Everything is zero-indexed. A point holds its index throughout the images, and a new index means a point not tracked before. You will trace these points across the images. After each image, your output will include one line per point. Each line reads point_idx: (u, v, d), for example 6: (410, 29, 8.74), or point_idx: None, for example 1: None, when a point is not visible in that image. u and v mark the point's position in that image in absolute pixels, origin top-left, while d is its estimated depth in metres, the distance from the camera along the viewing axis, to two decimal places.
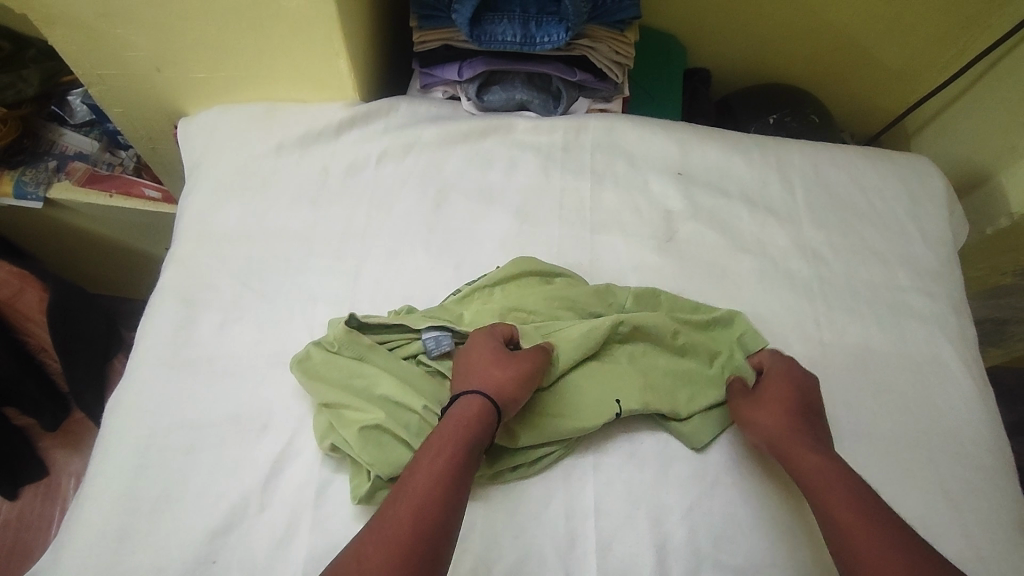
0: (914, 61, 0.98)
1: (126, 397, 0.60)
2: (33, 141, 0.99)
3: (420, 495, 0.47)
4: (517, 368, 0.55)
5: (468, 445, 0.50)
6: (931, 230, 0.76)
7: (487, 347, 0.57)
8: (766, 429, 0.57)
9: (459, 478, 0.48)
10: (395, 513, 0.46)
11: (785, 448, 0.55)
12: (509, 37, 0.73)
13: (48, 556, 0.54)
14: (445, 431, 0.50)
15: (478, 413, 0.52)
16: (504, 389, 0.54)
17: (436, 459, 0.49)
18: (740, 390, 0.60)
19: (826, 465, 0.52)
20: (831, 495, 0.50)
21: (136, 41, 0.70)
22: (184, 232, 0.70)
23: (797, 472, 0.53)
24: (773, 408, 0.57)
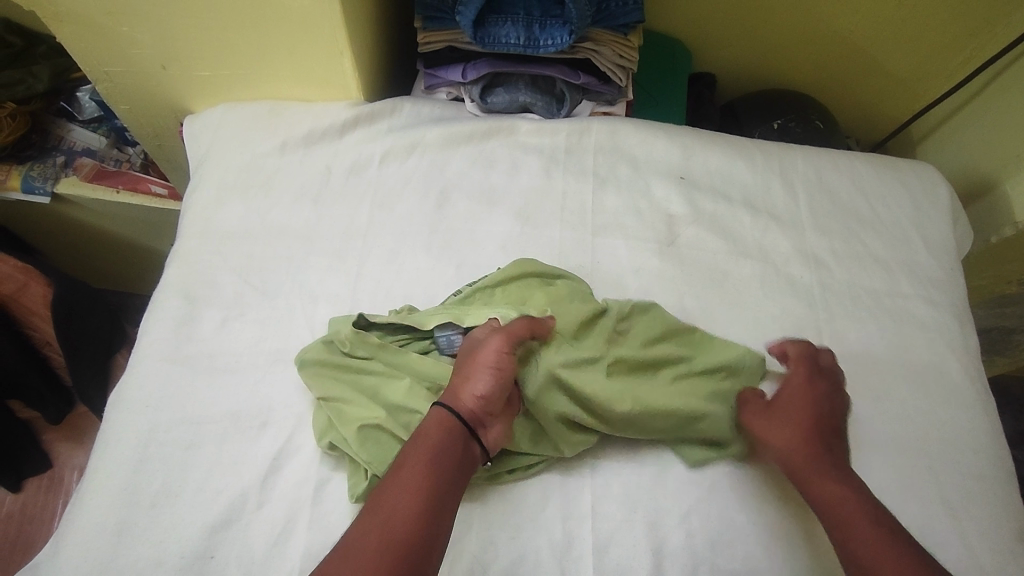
0: (919, 68, 0.97)
1: (128, 392, 0.61)
2: (41, 136, 1.00)
3: (380, 508, 0.48)
4: (475, 362, 0.54)
5: (428, 451, 0.50)
6: (935, 238, 0.75)
7: (463, 349, 0.57)
8: (780, 443, 0.56)
9: (417, 485, 0.48)
10: (358, 528, 0.47)
11: (805, 467, 0.54)
12: (513, 39, 0.73)
13: (48, 549, 0.55)
14: (408, 442, 0.51)
15: (437, 417, 0.52)
16: (460, 389, 0.54)
17: (397, 472, 0.49)
18: (750, 394, 0.59)
19: (851, 492, 0.53)
20: (859, 526, 0.51)
21: (143, 40, 0.71)
22: (188, 229, 0.70)
23: (817, 492, 0.53)
24: (787, 425, 0.57)
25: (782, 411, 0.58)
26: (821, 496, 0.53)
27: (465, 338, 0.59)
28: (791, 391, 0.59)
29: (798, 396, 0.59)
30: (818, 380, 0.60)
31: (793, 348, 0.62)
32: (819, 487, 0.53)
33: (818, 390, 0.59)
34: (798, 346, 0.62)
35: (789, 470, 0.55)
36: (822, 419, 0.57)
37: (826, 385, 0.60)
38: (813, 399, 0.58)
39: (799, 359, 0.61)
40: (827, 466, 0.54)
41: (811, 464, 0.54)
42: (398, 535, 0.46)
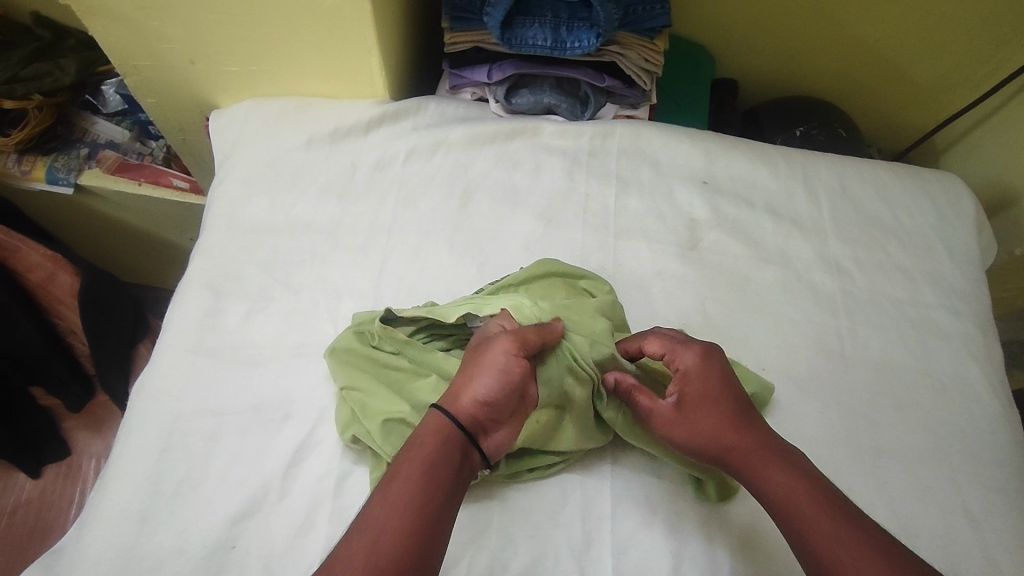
0: (945, 77, 0.97)
1: (152, 382, 0.61)
2: (66, 128, 1.01)
3: (368, 516, 0.44)
4: (481, 364, 0.51)
5: (423, 459, 0.47)
6: (959, 248, 0.75)
7: (468, 351, 0.55)
8: (705, 443, 0.52)
9: (410, 492, 0.45)
10: (346, 538, 0.43)
11: (743, 461, 0.50)
12: (540, 41, 0.73)
13: (71, 533, 0.55)
14: (403, 447, 0.48)
15: (434, 423, 0.49)
16: (461, 392, 0.51)
17: (387, 479, 0.46)
18: (649, 404, 0.54)
19: (798, 480, 0.48)
20: (812, 518, 0.46)
21: (174, 35, 0.72)
22: (213, 222, 0.71)
23: (762, 488, 0.49)
24: (712, 421, 0.52)
25: (688, 407, 0.53)
26: (766, 492, 0.49)
27: (473, 341, 0.56)
28: (688, 381, 0.53)
29: (700, 387, 0.53)
30: (711, 362, 0.54)
31: (655, 345, 0.55)
32: (761, 479, 0.49)
33: (716, 373, 0.54)
34: (656, 340, 0.56)
35: (728, 469, 0.51)
36: (747, 410, 0.53)
37: (726, 366, 0.55)
38: (721, 385, 0.53)
39: (668, 352, 0.55)
40: (767, 457, 0.50)
41: (749, 457, 0.50)
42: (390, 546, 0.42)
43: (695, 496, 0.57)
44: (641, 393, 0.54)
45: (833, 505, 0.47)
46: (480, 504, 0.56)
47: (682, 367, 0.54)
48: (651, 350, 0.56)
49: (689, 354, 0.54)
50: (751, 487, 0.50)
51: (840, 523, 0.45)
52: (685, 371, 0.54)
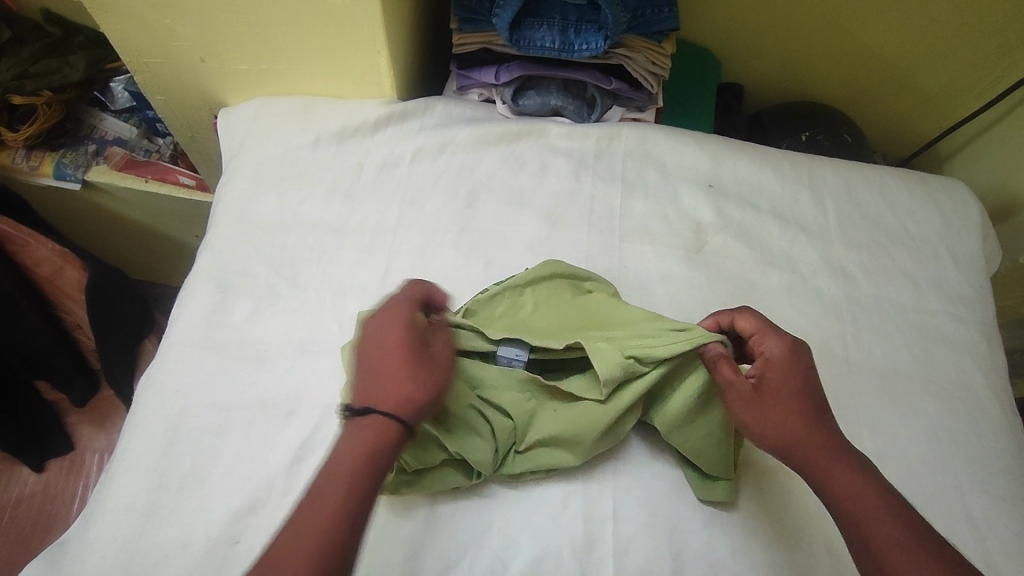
0: (951, 85, 0.97)
1: (159, 377, 0.62)
2: (74, 124, 1.02)
3: (319, 536, 0.41)
4: (437, 375, 0.49)
5: (371, 473, 0.44)
6: (964, 254, 0.75)
7: (399, 338, 0.49)
8: (775, 432, 0.49)
9: (365, 515, 0.44)
10: (289, 559, 0.40)
11: (812, 455, 0.48)
12: (548, 43, 0.73)
13: (77, 526, 0.56)
14: (345, 459, 0.44)
15: (385, 434, 0.46)
16: (415, 401, 0.47)
17: (341, 497, 0.43)
18: (728, 380, 0.52)
19: (868, 486, 0.46)
20: (877, 522, 0.45)
21: (185, 33, 0.72)
22: (221, 219, 0.72)
23: (829, 487, 0.47)
24: (787, 414, 0.50)
25: (768, 392, 0.51)
26: (833, 492, 0.47)
27: (399, 322, 0.50)
28: (772, 365, 0.51)
29: (785, 375, 0.51)
30: (800, 352, 0.52)
31: (747, 322, 0.54)
32: (829, 479, 0.47)
33: (802, 364, 0.51)
34: (750, 317, 0.54)
35: (791, 460, 0.49)
36: (820, 405, 0.50)
37: (811, 361, 0.52)
38: (803, 376, 0.51)
39: (758, 333, 0.53)
40: (835, 455, 0.48)
41: (818, 455, 0.48)
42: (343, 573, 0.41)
43: (699, 497, 0.57)
44: (727, 370, 0.52)
45: (900, 516, 0.45)
46: (484, 503, 0.56)
47: (770, 357, 0.52)
48: (741, 326, 0.54)
49: (778, 340, 0.52)
50: (816, 484, 0.48)
51: (904, 533, 0.44)
52: (771, 355, 0.52)
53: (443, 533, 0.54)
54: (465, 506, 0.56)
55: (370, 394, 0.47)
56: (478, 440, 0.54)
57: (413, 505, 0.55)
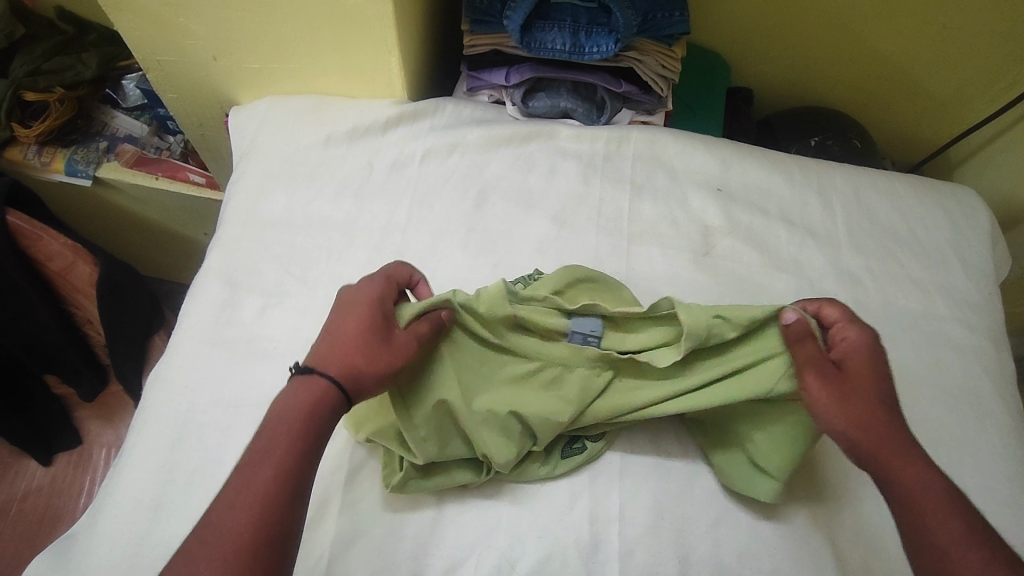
0: (961, 92, 0.97)
1: (169, 373, 0.62)
2: (86, 121, 1.03)
3: (263, 489, 0.42)
4: (385, 351, 0.50)
5: (311, 430, 0.46)
6: (972, 261, 0.75)
7: (358, 306, 0.52)
8: (846, 413, 0.49)
9: (308, 471, 0.45)
10: (229, 517, 0.41)
11: (879, 442, 0.48)
12: (559, 45, 0.74)
13: (85, 519, 0.56)
14: (282, 414, 0.46)
15: (322, 393, 0.48)
16: (355, 370, 0.49)
17: (284, 454, 0.44)
18: (808, 357, 0.51)
19: (935, 484, 0.46)
20: (937, 513, 0.45)
21: (198, 32, 0.73)
22: (232, 216, 0.72)
23: (894, 481, 0.47)
24: (861, 401, 0.49)
25: (845, 376, 0.50)
26: (898, 486, 0.46)
27: (365, 295, 0.52)
28: (852, 354, 0.51)
29: (864, 364, 0.50)
30: (879, 347, 0.52)
31: (833, 311, 0.53)
32: (892, 467, 0.47)
33: (880, 358, 0.51)
34: (837, 307, 0.53)
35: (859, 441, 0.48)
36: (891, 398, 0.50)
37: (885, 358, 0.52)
38: (880, 370, 0.51)
39: (841, 321, 0.52)
40: (902, 447, 0.48)
41: (884, 448, 0.48)
42: (283, 536, 0.41)
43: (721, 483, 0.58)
44: (809, 348, 0.51)
45: (962, 515, 0.44)
46: (492, 502, 0.56)
47: (850, 345, 0.51)
48: (826, 315, 0.53)
49: (861, 331, 0.51)
50: (880, 477, 0.47)
51: (963, 527, 0.44)
52: (851, 344, 0.51)
53: (450, 532, 0.55)
54: (473, 504, 0.56)
55: (317, 356, 0.50)
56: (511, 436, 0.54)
57: (421, 503, 0.56)
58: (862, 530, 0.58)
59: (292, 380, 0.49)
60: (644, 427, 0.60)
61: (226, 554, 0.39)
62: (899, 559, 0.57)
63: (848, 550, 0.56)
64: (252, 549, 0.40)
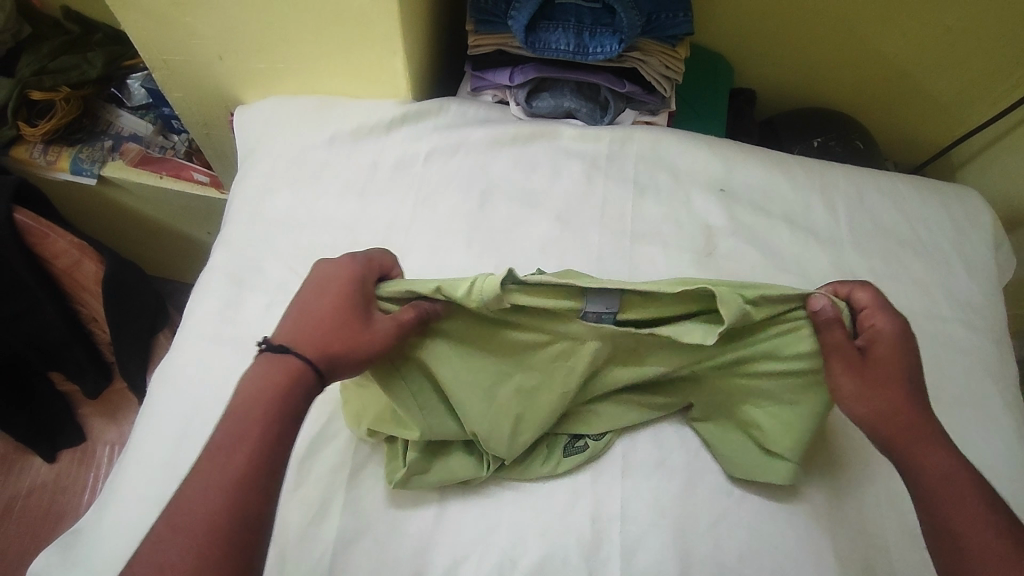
0: (964, 94, 0.97)
1: (174, 370, 0.63)
2: (91, 120, 1.03)
3: (236, 477, 0.42)
4: (362, 334, 0.49)
5: (281, 415, 0.45)
6: (975, 262, 0.76)
7: (335, 285, 0.51)
8: (872, 399, 0.50)
9: (282, 457, 0.44)
10: (199, 502, 0.41)
11: (904, 428, 0.49)
12: (563, 46, 0.74)
13: (90, 514, 0.57)
14: (250, 398, 0.45)
15: (295, 374, 0.47)
16: (331, 353, 0.48)
17: (255, 442, 0.43)
18: (836, 343, 0.50)
19: (957, 471, 0.47)
20: (957, 495, 0.46)
21: (203, 31, 0.73)
22: (237, 215, 0.73)
23: (916, 467, 0.48)
24: (885, 387, 0.50)
25: (872, 362, 0.50)
26: (921, 469, 0.48)
27: (345, 276, 0.52)
28: (880, 340, 0.51)
29: (892, 351, 0.50)
30: (908, 334, 0.51)
31: (865, 295, 0.52)
32: (915, 451, 0.48)
33: (908, 345, 0.51)
34: (869, 291, 0.53)
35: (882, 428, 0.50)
36: (917, 386, 0.51)
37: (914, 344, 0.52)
38: (907, 357, 0.51)
39: (872, 307, 0.52)
40: (924, 432, 0.49)
41: (908, 434, 0.49)
42: (255, 521, 0.41)
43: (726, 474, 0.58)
44: (840, 333, 0.50)
45: (983, 500, 0.46)
46: (494, 499, 0.56)
47: (879, 331, 0.51)
48: (857, 299, 0.53)
49: (892, 318, 0.51)
50: (904, 462, 0.49)
51: (982, 508, 0.45)
52: (880, 330, 0.51)
53: (452, 529, 0.55)
54: (475, 501, 0.56)
55: (290, 334, 0.49)
56: (495, 416, 0.54)
57: (423, 500, 0.56)
58: (864, 530, 0.58)
59: (263, 356, 0.48)
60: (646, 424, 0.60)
61: (197, 538, 0.39)
62: (901, 559, 0.57)
63: (850, 549, 0.56)
64: (224, 534, 0.40)
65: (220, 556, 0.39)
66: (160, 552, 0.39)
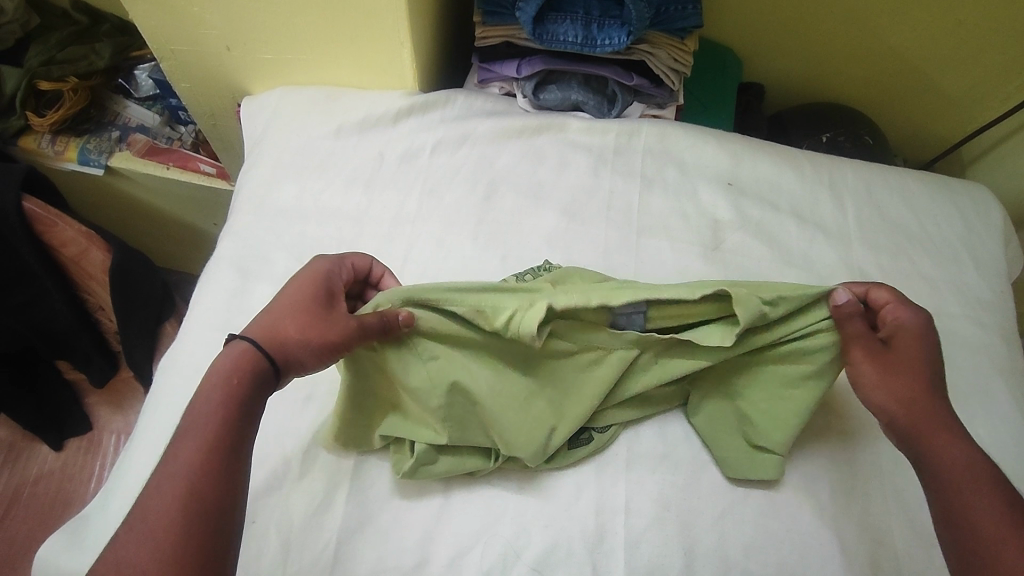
0: (976, 89, 0.96)
1: (181, 360, 0.63)
2: (98, 111, 1.03)
3: (188, 469, 0.41)
4: (318, 318, 0.50)
5: (227, 403, 0.45)
6: (984, 259, 0.75)
7: (305, 282, 0.53)
8: (893, 392, 0.51)
9: (237, 445, 0.44)
10: (155, 503, 0.40)
11: (915, 422, 0.50)
12: (571, 37, 0.74)
13: (97, 500, 0.57)
14: (200, 391, 0.45)
15: (245, 360, 0.47)
16: (285, 347, 0.49)
17: (206, 434, 0.43)
18: (856, 333, 0.53)
19: (972, 462, 0.47)
20: (969, 486, 0.46)
21: (212, 22, 0.73)
22: (244, 205, 0.73)
23: (929, 456, 0.49)
24: (902, 381, 0.52)
25: (894, 354, 0.52)
26: (934, 461, 0.48)
27: (310, 273, 0.54)
28: (903, 331, 0.53)
29: (914, 342, 0.52)
30: (930, 328, 0.53)
31: (883, 293, 0.55)
32: (927, 444, 0.49)
33: (929, 339, 0.53)
34: (886, 289, 0.55)
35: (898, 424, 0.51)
36: (936, 380, 0.52)
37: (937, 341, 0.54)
38: (928, 351, 0.52)
39: (893, 303, 0.54)
40: (937, 424, 0.50)
41: (925, 423, 0.50)
42: (214, 509, 0.40)
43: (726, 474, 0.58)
44: (861, 325, 0.53)
45: (998, 491, 0.46)
46: (499, 491, 0.56)
47: (900, 324, 0.53)
48: (875, 297, 0.55)
49: (914, 311, 0.53)
50: (919, 453, 0.49)
51: (997, 499, 0.45)
52: (902, 322, 0.53)
53: (454, 520, 0.55)
54: (479, 493, 0.56)
55: (250, 324, 0.50)
56: (530, 424, 0.55)
57: (428, 491, 0.56)
58: (869, 528, 0.57)
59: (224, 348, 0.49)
60: (651, 418, 0.60)
61: (152, 540, 0.38)
62: (907, 557, 0.56)
63: (855, 546, 0.56)
64: (183, 534, 0.39)
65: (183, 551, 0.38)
66: (116, 557, 0.38)
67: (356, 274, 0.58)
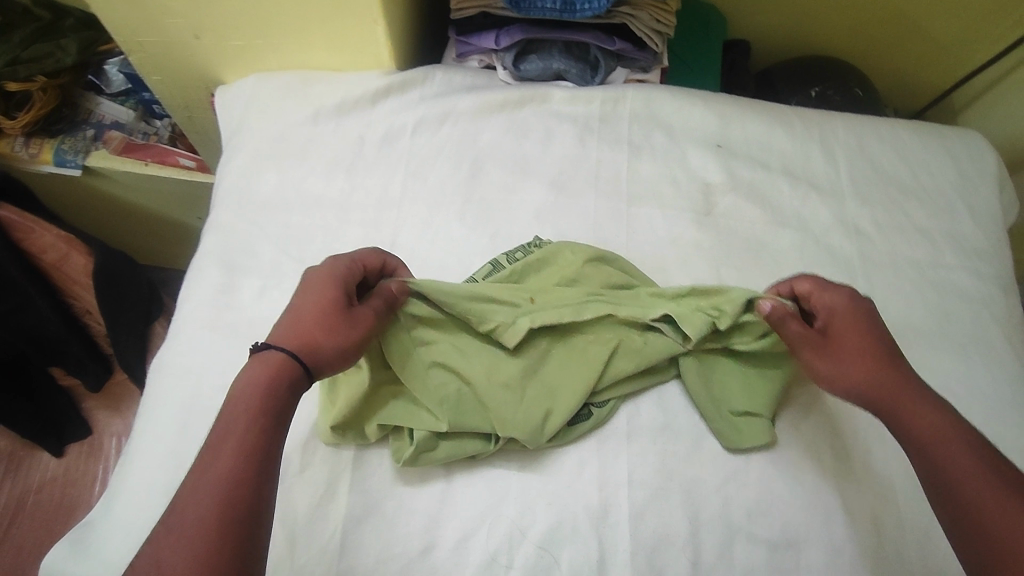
0: (964, 34, 0.94)
1: (172, 360, 0.62)
2: (71, 110, 1.01)
3: (231, 470, 0.41)
4: (344, 317, 0.50)
5: (261, 406, 0.44)
6: (979, 206, 0.74)
7: (321, 281, 0.51)
8: (845, 379, 0.52)
9: (274, 450, 0.44)
10: (194, 504, 0.39)
11: (891, 398, 0.50)
12: (548, 4, 0.71)
13: (99, 507, 0.57)
14: (234, 394, 0.45)
15: (280, 370, 0.46)
16: (317, 350, 0.48)
17: (242, 438, 0.43)
18: (796, 333, 0.54)
19: (952, 431, 0.47)
20: (957, 453, 0.46)
21: (177, 10, 0.70)
22: (224, 198, 0.71)
23: (909, 427, 0.48)
24: (854, 362, 0.52)
25: (833, 340, 0.53)
26: (913, 430, 0.48)
27: (325, 270, 0.52)
28: (836, 315, 0.54)
29: (849, 323, 0.53)
30: (859, 302, 0.54)
31: (804, 284, 0.56)
32: (909, 415, 0.49)
33: (865, 313, 0.54)
34: (808, 279, 0.56)
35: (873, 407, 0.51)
36: (888, 352, 0.52)
37: (874, 314, 0.54)
38: (866, 327, 0.53)
39: (815, 291, 0.55)
40: (912, 397, 0.49)
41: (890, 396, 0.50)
42: (251, 511, 0.40)
43: (721, 444, 0.57)
44: (793, 321, 0.54)
45: (986, 461, 0.45)
46: (501, 472, 0.56)
47: (826, 308, 0.54)
48: (799, 290, 0.56)
49: (836, 294, 0.54)
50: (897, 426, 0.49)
51: (981, 466, 0.44)
52: (831, 306, 0.54)
53: (458, 504, 0.55)
54: (482, 475, 0.56)
55: (275, 331, 0.49)
56: (526, 407, 0.55)
57: (430, 478, 0.56)
58: (872, 485, 0.57)
59: (252, 356, 0.47)
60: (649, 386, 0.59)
61: (192, 540, 0.38)
62: (910, 511, 0.57)
63: (859, 504, 0.56)
64: (221, 537, 0.39)
65: (221, 553, 0.38)
66: (157, 556, 0.38)
67: (372, 274, 0.56)
